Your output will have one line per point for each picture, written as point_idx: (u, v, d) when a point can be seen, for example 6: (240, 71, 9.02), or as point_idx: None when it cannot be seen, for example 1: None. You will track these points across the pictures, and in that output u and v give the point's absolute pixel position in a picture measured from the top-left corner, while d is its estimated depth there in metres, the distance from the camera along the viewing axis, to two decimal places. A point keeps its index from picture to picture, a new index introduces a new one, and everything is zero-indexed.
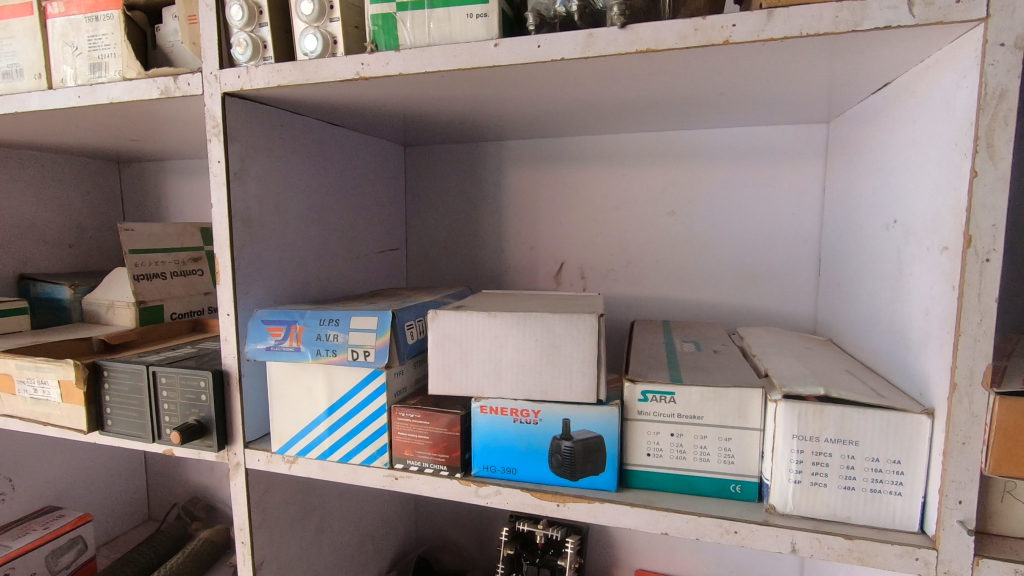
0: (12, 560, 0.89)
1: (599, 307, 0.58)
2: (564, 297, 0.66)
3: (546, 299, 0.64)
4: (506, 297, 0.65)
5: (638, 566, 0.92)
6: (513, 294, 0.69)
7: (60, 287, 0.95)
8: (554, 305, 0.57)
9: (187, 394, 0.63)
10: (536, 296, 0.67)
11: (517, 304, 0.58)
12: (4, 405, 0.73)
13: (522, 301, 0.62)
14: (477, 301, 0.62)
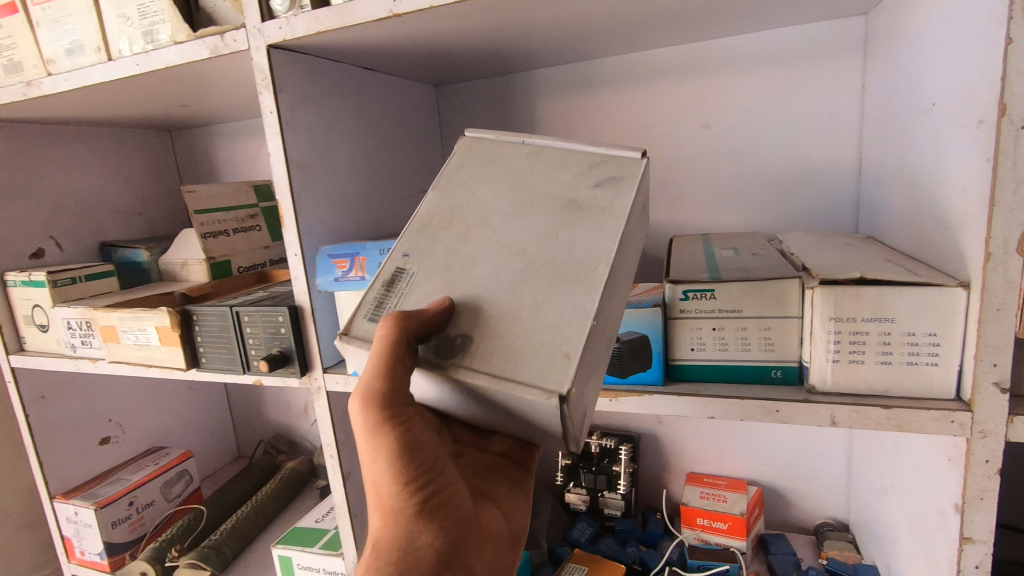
0: (132, 490, 1.03)
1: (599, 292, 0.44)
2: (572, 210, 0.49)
3: (538, 225, 0.49)
4: (478, 216, 0.52)
5: (690, 470, 0.97)
6: (507, 169, 0.55)
7: (138, 251, 1.04)
8: (521, 310, 0.44)
9: (269, 328, 0.70)
10: (529, 189, 0.52)
11: (471, 285, 0.47)
12: (112, 353, 0.83)
13: (497, 238, 0.49)
14: (421, 258, 0.51)
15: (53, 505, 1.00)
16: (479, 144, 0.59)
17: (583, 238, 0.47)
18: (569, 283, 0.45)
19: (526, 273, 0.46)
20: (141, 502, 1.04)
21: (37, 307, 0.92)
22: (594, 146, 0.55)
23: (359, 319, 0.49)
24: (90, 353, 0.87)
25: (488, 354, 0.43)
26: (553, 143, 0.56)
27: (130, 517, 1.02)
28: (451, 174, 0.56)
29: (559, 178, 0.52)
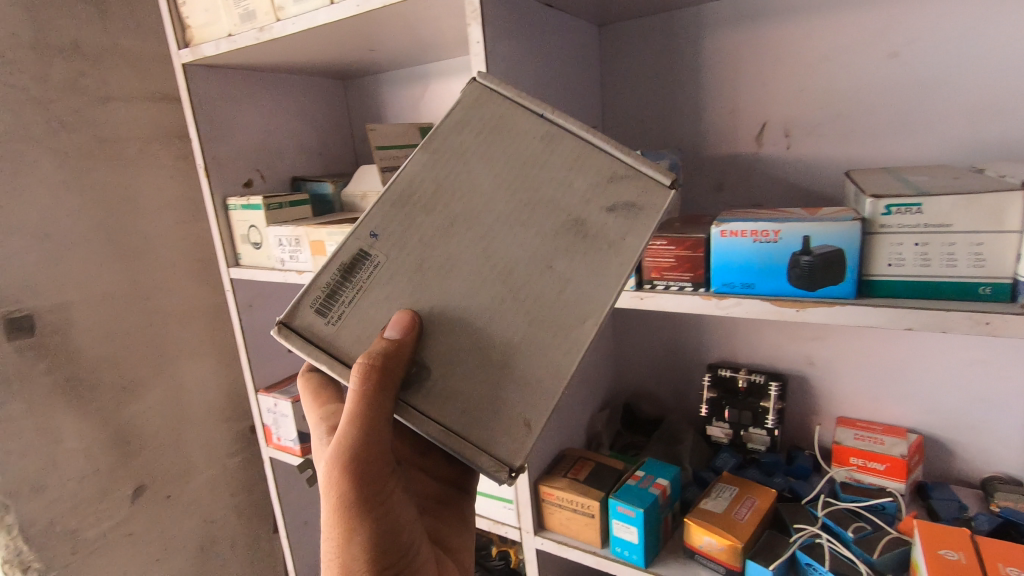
0: None
1: (577, 352, 0.53)
2: (575, 233, 0.56)
3: (533, 244, 0.56)
4: (465, 206, 0.58)
5: (840, 414, 0.96)
6: (518, 153, 0.59)
7: (324, 184, 1.19)
8: (493, 351, 0.53)
9: None
10: (534, 192, 0.58)
11: (445, 298, 0.55)
12: (318, 265, 0.97)
13: (485, 248, 0.57)
14: (389, 243, 0.58)
15: (258, 397, 1.20)
16: (496, 100, 0.62)
17: (577, 273, 0.55)
18: (556, 329, 0.54)
19: (504, 298, 0.55)
20: None
21: (253, 227, 1.08)
22: (623, 157, 0.58)
23: (302, 309, 0.56)
24: (297, 266, 1.02)
25: (448, 400, 0.53)
26: (579, 131, 0.60)
27: None
28: (449, 144, 0.61)
29: (574, 189, 0.58)
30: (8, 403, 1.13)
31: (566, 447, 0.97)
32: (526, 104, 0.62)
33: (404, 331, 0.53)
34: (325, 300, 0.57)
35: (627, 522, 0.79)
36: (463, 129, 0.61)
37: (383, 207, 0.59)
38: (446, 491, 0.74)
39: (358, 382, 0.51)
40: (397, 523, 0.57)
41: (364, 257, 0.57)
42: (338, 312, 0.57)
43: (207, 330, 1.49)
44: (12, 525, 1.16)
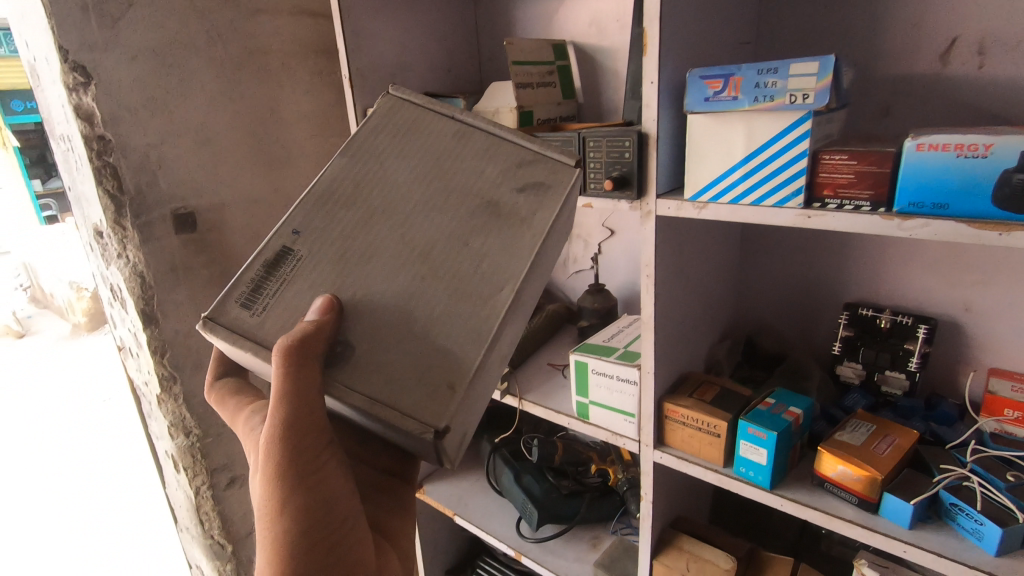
0: None
1: (496, 315, 0.61)
2: (489, 209, 0.68)
3: (451, 224, 0.67)
4: (383, 193, 0.70)
5: (993, 365, 0.89)
6: (418, 147, 0.73)
7: (455, 100, 1.20)
8: (415, 319, 0.61)
9: (613, 153, 0.79)
10: (450, 179, 0.70)
11: (368, 277, 0.64)
12: None
13: (401, 228, 0.67)
14: (310, 239, 0.67)
15: None
16: (405, 104, 0.76)
17: (492, 244, 0.65)
18: (475, 300, 0.62)
19: (422, 273, 0.64)
20: None
21: None
22: (529, 142, 0.73)
23: (227, 305, 0.64)
24: None
25: (367, 371, 0.59)
26: (487, 127, 0.74)
27: None
28: (360, 143, 0.73)
29: (483, 174, 0.70)
30: (175, 289, 1.29)
31: (687, 370, 0.98)
32: (434, 107, 0.76)
33: (327, 312, 0.60)
34: (253, 292, 0.65)
35: (757, 444, 0.80)
36: (372, 125, 0.75)
37: (306, 207, 0.70)
38: (390, 481, 0.79)
39: (282, 358, 0.55)
40: (330, 496, 0.61)
41: (287, 254, 0.67)
42: (263, 303, 0.65)
43: None
44: (178, 394, 1.33)
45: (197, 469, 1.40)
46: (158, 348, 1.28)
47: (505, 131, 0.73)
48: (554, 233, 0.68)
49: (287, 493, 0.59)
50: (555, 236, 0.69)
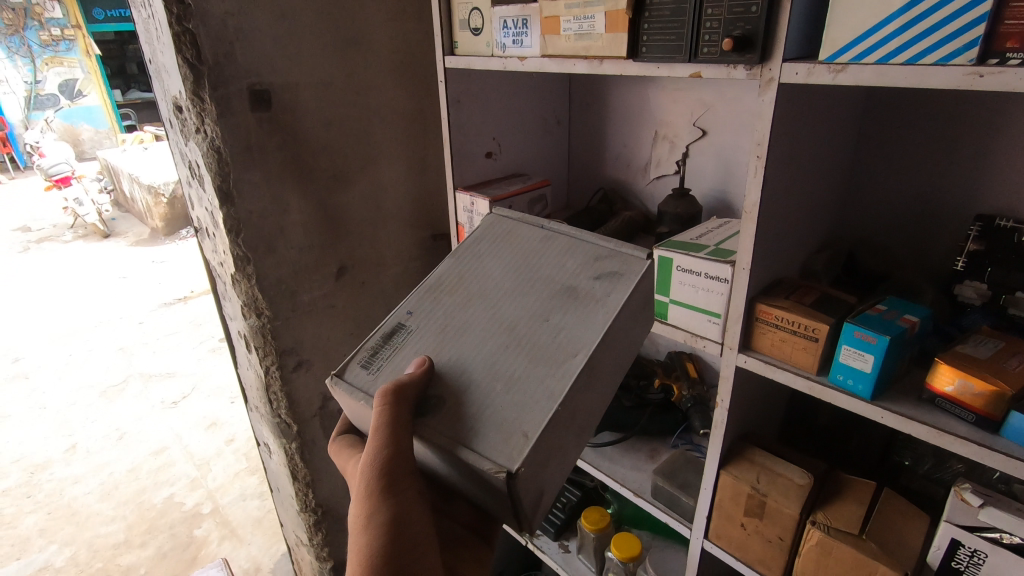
0: (512, 197, 1.21)
1: (569, 378, 0.67)
2: (571, 297, 0.75)
3: (535, 306, 0.76)
4: (481, 292, 0.81)
5: None
6: (517, 265, 0.83)
7: None
8: (498, 381, 0.69)
9: (737, 8, 0.68)
10: (534, 275, 0.81)
11: (458, 350, 0.75)
12: (547, 47, 0.92)
13: (495, 314, 0.77)
14: (420, 318, 0.81)
15: (456, 195, 1.24)
16: (503, 222, 0.91)
17: (570, 322, 0.73)
18: (550, 363, 0.69)
19: (508, 345, 0.73)
20: (517, 208, 1.23)
21: (476, 10, 1.03)
22: (606, 243, 0.81)
23: (352, 366, 0.79)
24: (520, 51, 0.98)
25: (456, 421, 0.67)
26: (573, 233, 0.85)
27: None
28: (467, 249, 0.89)
29: (567, 268, 0.80)
30: (250, 169, 1.29)
31: (783, 274, 0.89)
32: (529, 220, 0.90)
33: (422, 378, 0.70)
34: (371, 360, 0.78)
35: (863, 350, 0.72)
36: (484, 240, 0.89)
37: (418, 295, 0.84)
38: None
39: (381, 400, 0.67)
40: (410, 524, 0.66)
41: (400, 328, 0.81)
42: (378, 364, 0.77)
43: (403, 135, 1.55)
44: (251, 275, 1.36)
45: (267, 350, 1.44)
46: (234, 226, 1.29)
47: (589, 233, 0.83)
48: (631, 307, 0.74)
49: (372, 513, 0.65)
50: (630, 323, 0.74)
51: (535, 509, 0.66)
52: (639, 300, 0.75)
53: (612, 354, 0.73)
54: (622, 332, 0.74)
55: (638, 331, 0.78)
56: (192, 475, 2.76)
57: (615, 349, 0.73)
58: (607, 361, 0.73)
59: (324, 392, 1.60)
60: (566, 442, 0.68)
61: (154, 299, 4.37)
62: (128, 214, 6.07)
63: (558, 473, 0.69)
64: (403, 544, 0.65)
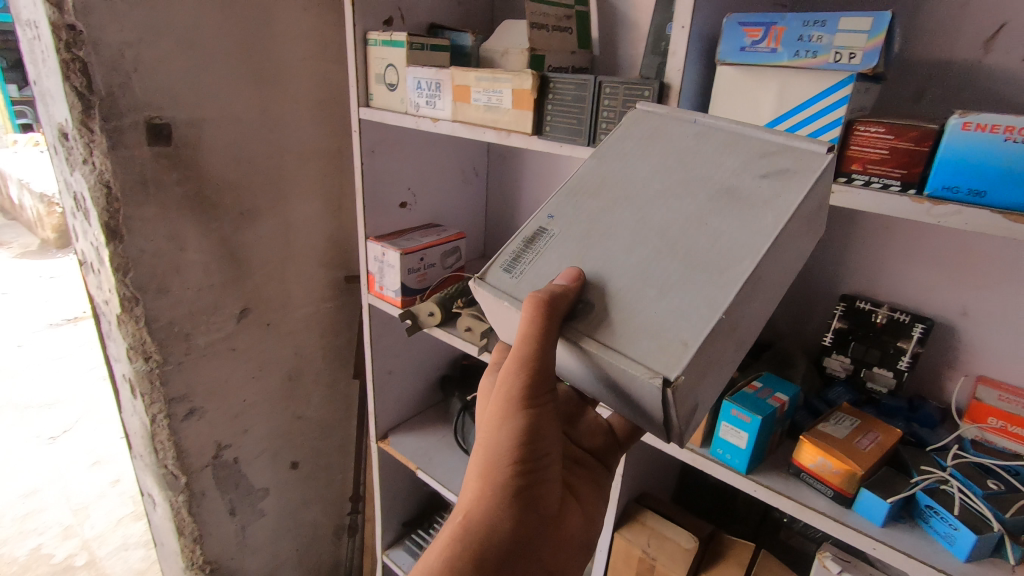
0: (424, 250, 1.20)
1: (734, 287, 0.52)
2: (730, 195, 0.57)
3: (689, 208, 0.58)
4: (630, 191, 0.62)
5: (982, 374, 0.87)
6: (674, 153, 0.63)
7: (463, 35, 1.14)
8: (649, 289, 0.55)
9: (630, 103, 0.73)
10: (689, 172, 0.61)
11: (603, 255, 0.59)
12: (457, 113, 0.93)
13: (642, 218, 0.60)
14: (565, 220, 0.63)
15: (367, 244, 1.22)
16: (649, 118, 0.67)
17: (735, 229, 0.55)
18: (711, 270, 0.54)
19: (661, 254, 0.57)
20: (429, 261, 1.22)
21: (391, 66, 1.04)
22: (773, 136, 0.60)
23: (495, 268, 0.63)
24: (432, 113, 0.98)
25: (611, 325, 0.54)
26: (733, 125, 0.62)
27: (419, 270, 1.20)
28: (612, 143, 0.67)
29: (728, 166, 0.59)
30: (144, 205, 1.21)
31: None
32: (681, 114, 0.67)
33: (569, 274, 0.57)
34: (506, 266, 0.63)
35: (739, 428, 0.77)
36: None
37: (561, 195, 0.66)
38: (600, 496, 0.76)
39: (531, 308, 0.54)
40: (530, 442, 0.62)
41: (542, 232, 0.64)
42: (521, 269, 0.62)
43: (320, 174, 1.51)
44: (139, 317, 1.26)
45: (154, 396, 1.34)
46: (121, 265, 1.21)
47: (749, 124, 0.61)
48: (801, 217, 0.55)
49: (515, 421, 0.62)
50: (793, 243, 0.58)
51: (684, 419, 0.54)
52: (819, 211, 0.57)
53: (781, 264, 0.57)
54: (792, 243, 0.57)
55: (807, 244, 0.62)
56: (66, 522, 2.48)
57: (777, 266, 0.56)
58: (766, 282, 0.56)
59: (218, 440, 1.49)
60: (726, 351, 0.56)
61: (38, 320, 3.96)
62: (13, 223, 5.49)
63: (712, 388, 0.57)
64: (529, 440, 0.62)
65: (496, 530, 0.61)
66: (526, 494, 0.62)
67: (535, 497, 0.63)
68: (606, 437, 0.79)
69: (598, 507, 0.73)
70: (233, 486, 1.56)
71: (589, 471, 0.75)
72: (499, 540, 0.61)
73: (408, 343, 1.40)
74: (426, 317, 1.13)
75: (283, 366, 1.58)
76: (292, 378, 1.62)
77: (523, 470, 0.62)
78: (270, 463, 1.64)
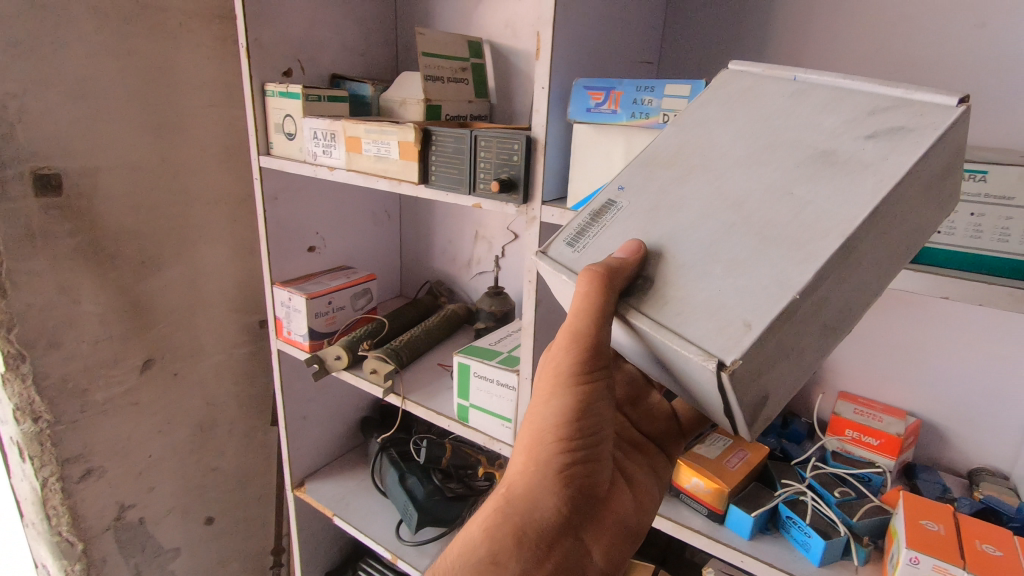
0: (331, 293, 1.20)
1: (816, 264, 0.42)
2: (829, 160, 0.46)
3: (777, 174, 0.48)
4: (707, 158, 0.53)
5: (842, 389, 0.96)
6: (765, 114, 0.53)
7: (363, 85, 1.18)
8: (716, 265, 0.46)
9: (502, 155, 0.78)
10: (775, 134, 0.51)
11: (669, 229, 0.50)
12: (351, 163, 0.97)
13: (719, 186, 0.50)
14: (635, 193, 0.55)
15: (273, 289, 1.22)
16: (743, 79, 0.57)
17: (826, 199, 0.45)
18: (794, 245, 0.43)
19: (735, 227, 0.47)
20: (337, 304, 1.22)
21: (288, 117, 1.06)
22: (890, 89, 0.48)
23: (555, 242, 0.57)
24: (329, 162, 1.01)
25: (672, 299, 0.46)
26: (835, 81, 0.51)
27: (327, 313, 1.21)
28: (693, 110, 0.57)
29: (822, 127, 0.49)
30: (31, 258, 1.16)
31: None
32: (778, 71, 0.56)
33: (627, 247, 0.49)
34: (571, 238, 0.56)
35: None
36: None
37: (634, 166, 0.57)
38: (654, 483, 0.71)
39: (583, 283, 0.47)
40: (578, 420, 0.57)
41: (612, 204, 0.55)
42: (584, 243, 0.55)
43: (228, 219, 1.49)
44: (26, 375, 1.20)
45: (44, 459, 1.26)
46: (4, 321, 1.15)
47: (855, 76, 0.50)
48: (913, 186, 0.45)
49: (563, 400, 0.57)
50: (908, 212, 0.46)
51: (755, 415, 0.45)
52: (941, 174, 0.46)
53: (886, 244, 0.46)
54: (905, 213, 0.46)
55: (925, 219, 0.50)
56: None
57: (884, 238, 0.45)
58: (864, 259, 0.45)
59: (120, 500, 1.41)
60: (810, 341, 0.45)
61: None
62: None
63: (788, 384, 0.47)
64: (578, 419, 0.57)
65: (539, 507, 0.57)
66: (571, 474, 0.58)
67: (582, 479, 0.59)
68: (664, 423, 0.76)
69: (654, 496, 0.68)
70: (138, 548, 1.48)
71: (645, 454, 0.71)
72: (542, 517, 0.57)
73: (321, 386, 1.39)
74: (333, 361, 1.13)
75: (192, 417, 1.53)
76: (204, 429, 1.56)
77: (569, 451, 0.58)
78: (180, 521, 1.56)
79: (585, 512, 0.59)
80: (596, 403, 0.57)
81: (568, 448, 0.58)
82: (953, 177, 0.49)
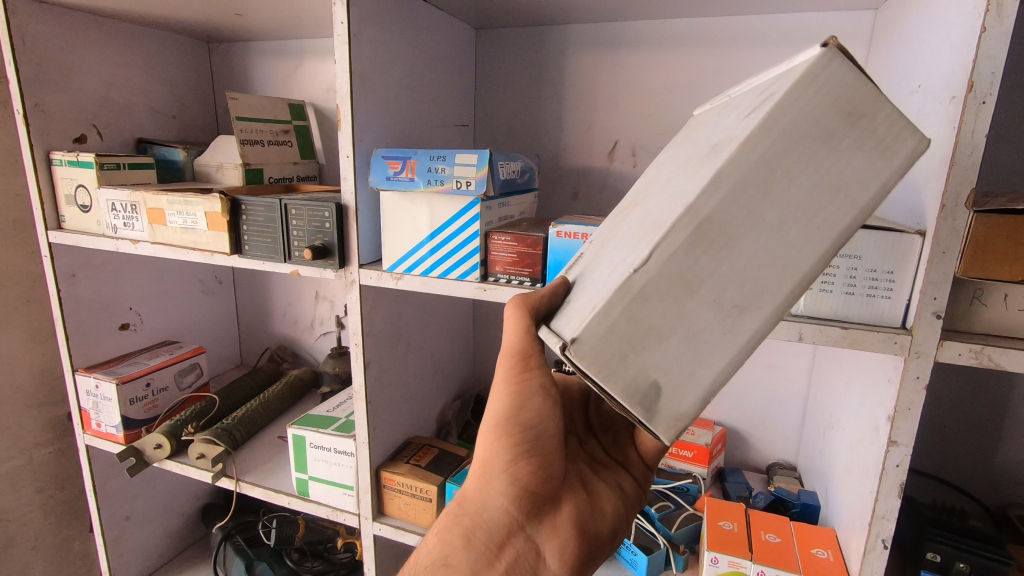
0: (149, 373, 1.09)
1: (652, 244, 0.35)
2: (711, 148, 0.40)
3: (676, 178, 0.43)
4: (650, 189, 0.50)
5: None
6: (687, 139, 0.50)
7: (174, 150, 1.11)
8: (603, 275, 0.42)
9: (314, 222, 0.78)
10: (693, 146, 0.47)
11: (601, 257, 0.48)
12: (156, 235, 0.91)
13: (643, 208, 0.47)
14: (601, 235, 0.55)
15: (75, 377, 1.07)
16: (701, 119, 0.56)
17: (690, 181, 0.38)
18: (651, 233, 0.38)
19: (635, 236, 0.43)
20: (157, 385, 1.11)
21: (81, 187, 0.97)
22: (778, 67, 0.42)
23: None
24: (131, 234, 0.94)
25: (572, 303, 0.46)
26: (750, 82, 0.47)
27: (146, 397, 1.09)
28: (661, 155, 0.56)
29: (721, 125, 0.43)
30: None
31: (411, 434, 0.98)
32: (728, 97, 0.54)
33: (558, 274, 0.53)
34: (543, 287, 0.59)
35: None
36: None
37: (611, 216, 0.57)
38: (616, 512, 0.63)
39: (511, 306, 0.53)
40: (517, 415, 0.55)
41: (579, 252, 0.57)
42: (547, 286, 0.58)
43: (19, 301, 1.30)
44: None
45: None
46: None
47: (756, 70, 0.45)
48: (789, 144, 0.34)
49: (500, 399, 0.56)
50: (816, 165, 0.34)
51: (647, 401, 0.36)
52: (811, 117, 0.34)
53: (795, 203, 0.34)
54: (791, 167, 0.34)
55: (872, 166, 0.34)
56: None
57: (771, 201, 0.34)
58: (748, 228, 0.35)
59: None
60: (697, 324, 0.35)
61: None
62: None
63: (674, 375, 0.36)
64: (518, 417, 0.55)
65: (487, 507, 0.55)
66: (516, 474, 0.55)
67: (529, 479, 0.55)
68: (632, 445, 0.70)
69: (616, 511, 0.61)
70: None
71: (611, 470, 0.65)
72: (490, 514, 0.55)
73: (147, 479, 1.23)
74: (152, 450, 1.02)
75: None
76: None
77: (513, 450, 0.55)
78: None
79: (532, 515, 0.55)
80: (534, 401, 0.55)
81: (509, 451, 0.54)
82: (873, 114, 0.34)
